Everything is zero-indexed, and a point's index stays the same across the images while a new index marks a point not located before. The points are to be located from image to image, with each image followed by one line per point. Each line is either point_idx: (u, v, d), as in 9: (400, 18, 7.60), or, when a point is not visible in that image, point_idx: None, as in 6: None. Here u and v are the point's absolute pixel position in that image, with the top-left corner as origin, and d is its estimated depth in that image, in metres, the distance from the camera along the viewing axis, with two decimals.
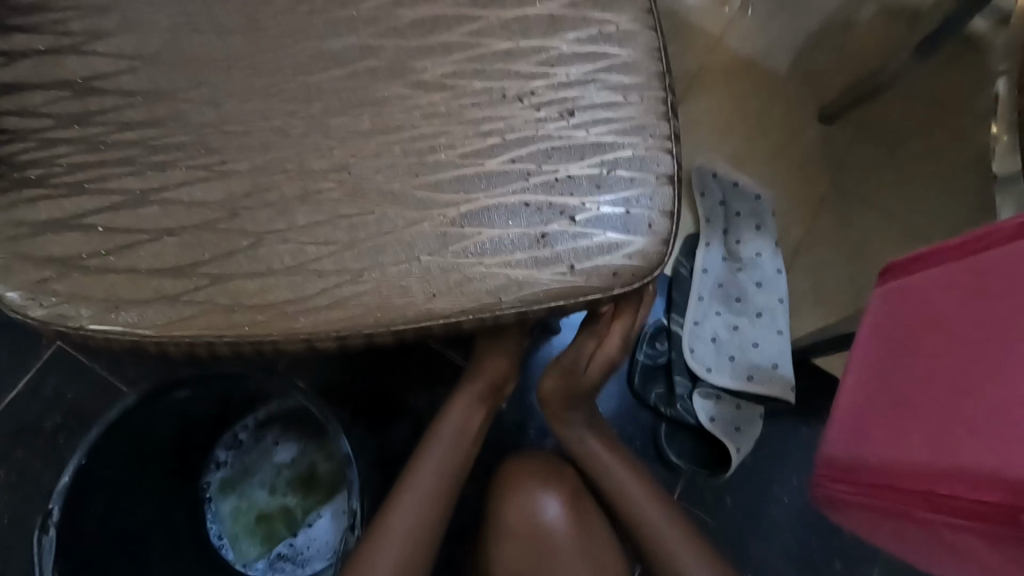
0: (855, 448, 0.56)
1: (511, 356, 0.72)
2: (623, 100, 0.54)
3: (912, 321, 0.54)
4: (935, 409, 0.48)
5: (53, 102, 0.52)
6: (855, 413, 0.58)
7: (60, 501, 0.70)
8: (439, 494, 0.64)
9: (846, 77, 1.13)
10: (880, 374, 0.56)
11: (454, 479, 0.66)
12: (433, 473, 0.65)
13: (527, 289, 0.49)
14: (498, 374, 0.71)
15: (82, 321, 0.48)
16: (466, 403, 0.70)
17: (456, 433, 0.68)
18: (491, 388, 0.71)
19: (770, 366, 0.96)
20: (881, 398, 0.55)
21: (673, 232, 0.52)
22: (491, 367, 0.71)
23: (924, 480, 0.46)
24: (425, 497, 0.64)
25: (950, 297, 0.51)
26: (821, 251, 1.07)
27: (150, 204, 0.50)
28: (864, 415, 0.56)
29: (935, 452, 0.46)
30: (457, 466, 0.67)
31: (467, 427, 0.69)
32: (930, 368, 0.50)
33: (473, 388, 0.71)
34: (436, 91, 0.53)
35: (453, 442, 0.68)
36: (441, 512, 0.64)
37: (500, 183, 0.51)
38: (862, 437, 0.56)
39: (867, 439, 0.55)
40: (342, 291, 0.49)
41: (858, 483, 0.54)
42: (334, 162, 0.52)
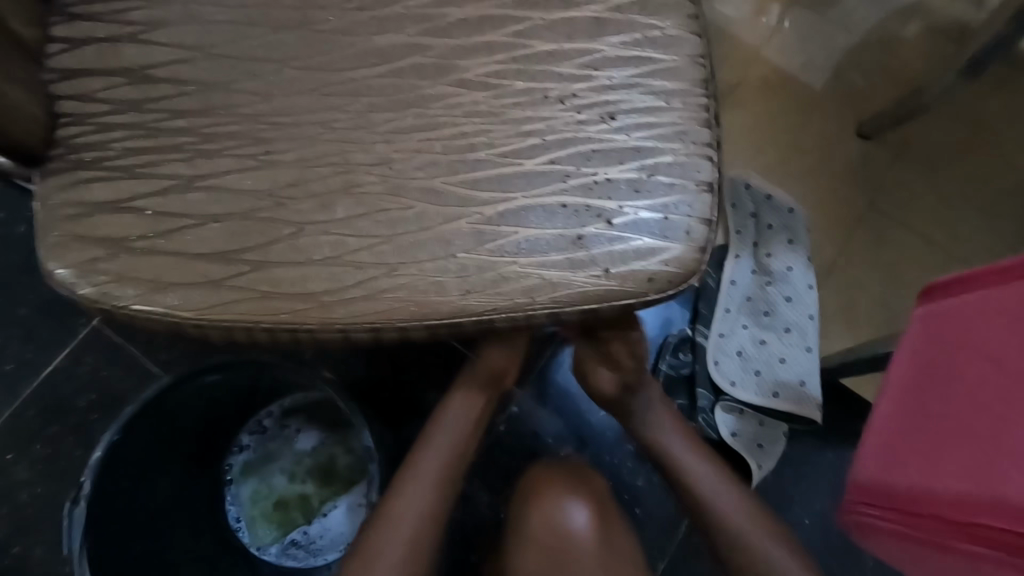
0: (885, 468, 0.54)
1: (511, 351, 0.72)
2: (665, 106, 0.54)
3: (952, 344, 0.52)
4: (982, 436, 0.46)
5: (112, 87, 0.54)
6: (888, 432, 0.55)
7: (92, 475, 0.73)
8: (444, 481, 0.65)
9: (890, 94, 1.10)
10: (912, 397, 0.55)
11: (457, 463, 0.67)
12: (438, 463, 0.65)
13: (561, 290, 0.49)
14: (497, 369, 0.72)
15: (129, 301, 0.50)
16: (466, 397, 0.70)
17: (458, 424, 0.69)
18: (491, 381, 0.72)
19: (798, 383, 0.94)
20: (919, 421, 0.53)
21: (712, 240, 0.52)
22: (490, 361, 0.71)
23: (971, 511, 0.45)
24: (432, 483, 0.64)
25: (1002, 321, 0.49)
26: (856, 270, 1.04)
27: (198, 190, 0.52)
28: (893, 438, 0.54)
29: (990, 484, 0.44)
30: (458, 455, 0.67)
31: (467, 419, 0.69)
32: (976, 392, 0.48)
33: (472, 381, 0.71)
34: (479, 90, 0.54)
35: (455, 430, 0.68)
36: (443, 497, 0.64)
37: (539, 184, 0.51)
38: (895, 459, 0.53)
39: (901, 462, 0.52)
40: (378, 284, 0.49)
41: (890, 507, 0.52)
42: (376, 157, 0.52)
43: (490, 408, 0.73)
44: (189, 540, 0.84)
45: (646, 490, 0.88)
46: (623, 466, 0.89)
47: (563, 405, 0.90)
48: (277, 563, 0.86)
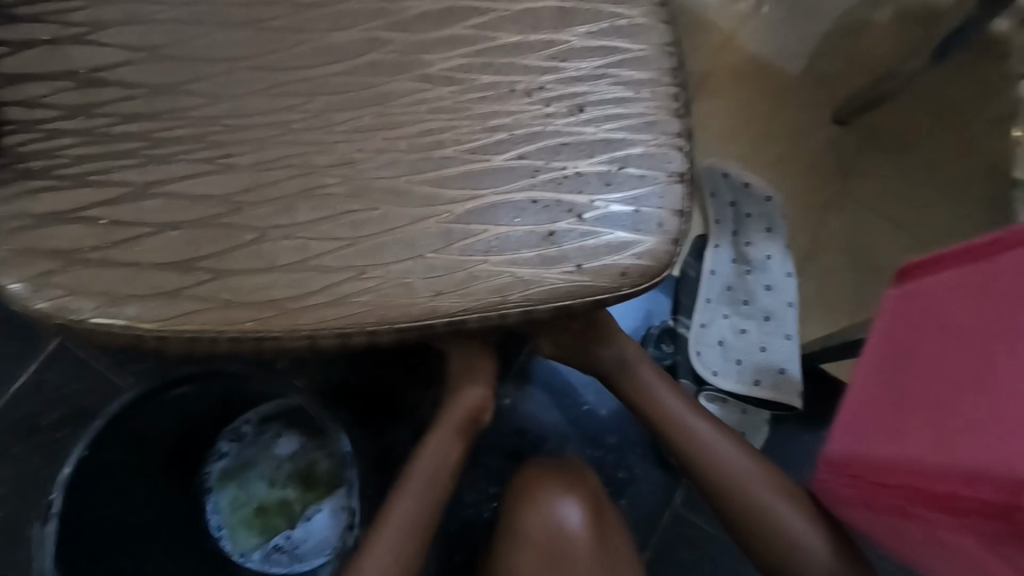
0: (857, 440, 0.54)
1: (488, 386, 0.73)
2: (634, 96, 0.53)
3: (924, 321, 0.52)
4: (948, 405, 0.45)
5: (57, 92, 0.51)
6: (863, 406, 0.56)
7: (61, 492, 0.71)
8: (432, 502, 0.65)
9: (862, 78, 1.10)
10: (890, 377, 0.54)
11: (444, 490, 0.67)
12: (422, 484, 0.65)
13: (533, 288, 0.48)
14: (477, 404, 0.71)
15: (85, 315, 0.48)
16: (445, 435, 0.69)
17: (433, 468, 0.67)
18: (471, 417, 0.71)
19: (778, 370, 0.95)
20: (889, 394, 0.53)
21: (684, 232, 0.51)
22: (469, 395, 0.71)
23: (936, 477, 0.43)
24: (419, 500, 0.64)
25: (965, 294, 0.49)
26: (833, 255, 1.05)
27: (153, 197, 0.50)
28: (872, 418, 0.54)
29: (939, 447, 0.44)
30: (443, 483, 0.67)
31: (449, 447, 0.68)
32: (944, 365, 0.48)
33: (449, 421, 0.70)
34: (443, 86, 0.52)
35: (439, 459, 0.67)
36: (430, 519, 0.65)
37: (507, 180, 0.50)
38: (866, 432, 0.53)
39: (871, 434, 0.52)
40: (345, 289, 0.48)
41: (859, 478, 0.52)
42: (339, 158, 0.51)
43: (470, 442, 0.72)
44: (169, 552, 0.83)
45: (630, 482, 0.89)
46: (607, 459, 0.90)
47: (544, 401, 0.91)
48: (261, 569, 0.85)
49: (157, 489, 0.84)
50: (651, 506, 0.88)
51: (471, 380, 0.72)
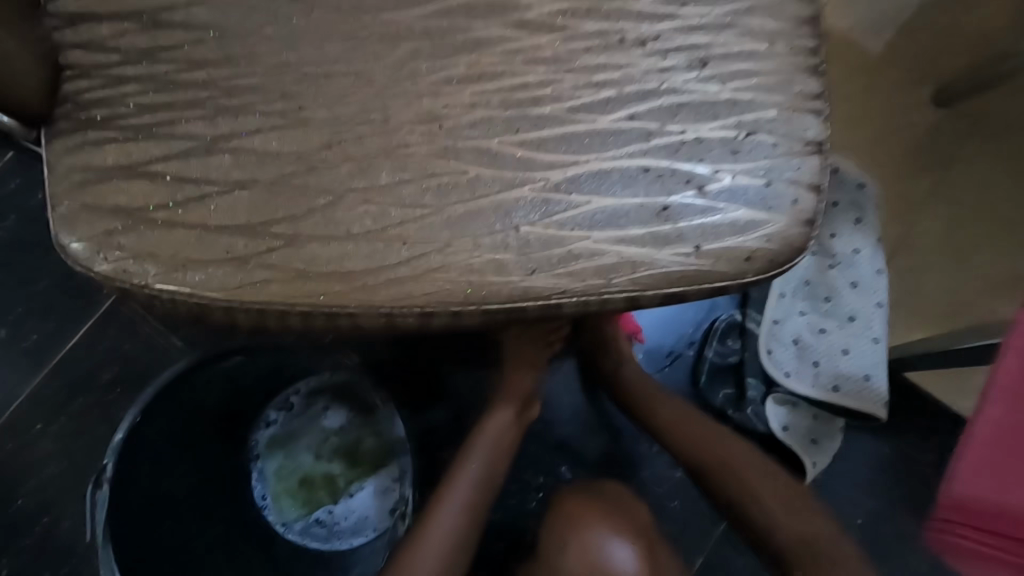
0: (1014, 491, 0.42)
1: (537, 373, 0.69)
2: (765, 50, 0.45)
3: None
4: None
5: (119, 33, 0.47)
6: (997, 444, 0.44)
7: (113, 459, 0.69)
8: (479, 503, 0.61)
9: (980, 51, 0.98)
10: None
11: (486, 495, 0.63)
12: (470, 490, 0.61)
13: (642, 270, 0.42)
14: (526, 392, 0.69)
15: (147, 280, 0.44)
16: (496, 424, 0.66)
17: (495, 443, 0.65)
18: (521, 407, 0.68)
19: (862, 377, 0.88)
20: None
21: (819, 212, 0.43)
22: (519, 384, 0.68)
23: None
24: (465, 503, 0.60)
25: None
26: (931, 248, 0.94)
27: (222, 153, 0.45)
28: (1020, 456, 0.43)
29: None
30: (496, 478, 0.64)
31: (500, 444, 0.65)
32: None
33: (505, 404, 0.67)
34: (542, 33, 0.46)
35: (490, 458, 0.64)
36: (476, 521, 0.61)
37: (614, 144, 0.43)
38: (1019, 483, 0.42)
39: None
40: (428, 262, 0.43)
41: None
42: (423, 114, 0.45)
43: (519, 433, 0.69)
44: (210, 529, 0.80)
45: (686, 483, 0.82)
46: (664, 458, 0.83)
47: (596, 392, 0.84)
48: (299, 543, 0.83)
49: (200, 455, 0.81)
50: (705, 511, 0.82)
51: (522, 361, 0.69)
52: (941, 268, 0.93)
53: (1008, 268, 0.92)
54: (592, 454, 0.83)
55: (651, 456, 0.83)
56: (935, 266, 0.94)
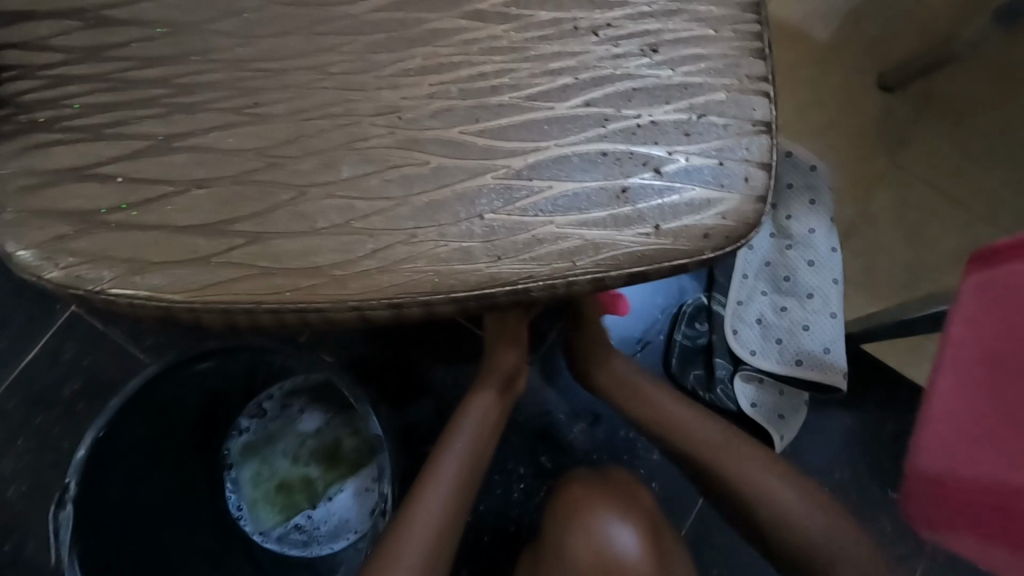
0: (976, 463, 0.40)
1: (522, 351, 0.71)
2: (713, 35, 0.47)
3: None
4: None
5: (61, 32, 0.45)
6: (954, 419, 0.42)
7: (76, 476, 0.67)
8: (466, 481, 0.61)
9: (916, 36, 1.03)
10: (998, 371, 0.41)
11: (473, 478, 0.62)
12: (455, 470, 0.61)
13: (605, 251, 0.43)
14: (513, 371, 0.69)
15: (104, 285, 0.43)
16: (482, 401, 0.66)
17: (479, 423, 0.65)
18: (506, 384, 0.69)
19: (822, 351, 0.91)
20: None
21: (771, 188, 0.45)
22: (504, 362, 0.69)
23: None
24: (452, 484, 0.60)
25: None
26: (880, 224, 0.99)
27: (177, 152, 0.44)
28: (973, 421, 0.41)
29: None
30: (479, 461, 0.63)
31: (486, 421, 0.65)
32: None
33: (488, 385, 0.68)
34: (497, 23, 0.46)
35: (475, 437, 0.64)
36: (464, 501, 0.60)
37: (573, 130, 0.44)
38: (974, 453, 0.40)
39: (982, 453, 0.39)
40: (395, 253, 0.43)
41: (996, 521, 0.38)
42: (382, 106, 0.45)
43: (505, 413, 0.69)
44: (186, 540, 0.79)
45: (662, 464, 0.85)
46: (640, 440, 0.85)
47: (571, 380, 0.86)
48: (278, 550, 0.82)
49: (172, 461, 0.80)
50: (681, 490, 0.84)
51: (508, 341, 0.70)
52: (889, 243, 0.98)
53: (952, 240, 0.97)
54: (570, 443, 0.84)
55: (627, 439, 0.85)
56: (885, 242, 0.98)
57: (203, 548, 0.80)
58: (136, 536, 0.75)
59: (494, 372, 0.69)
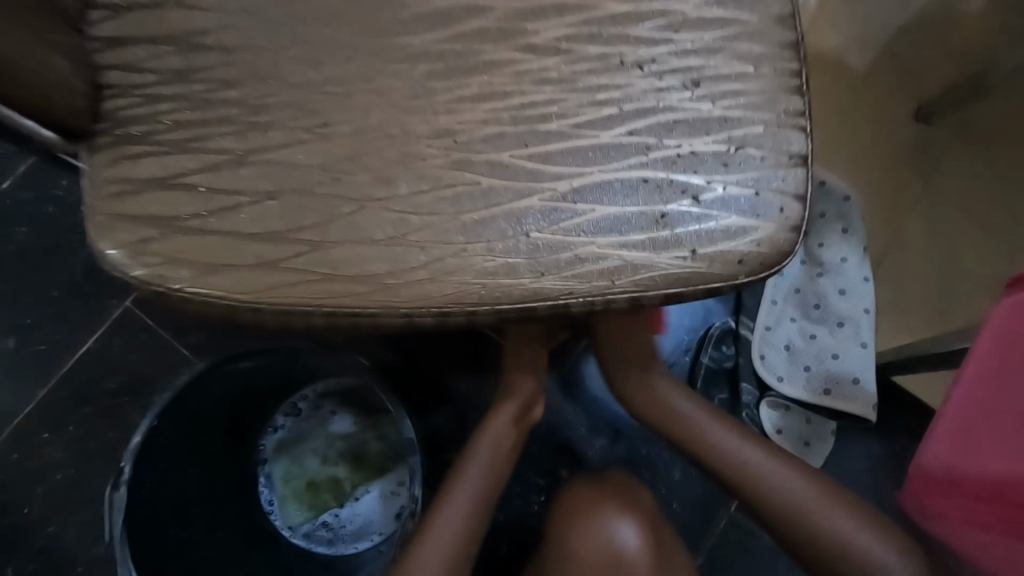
0: (964, 459, 0.53)
1: (536, 377, 0.72)
2: (752, 72, 0.49)
3: None
4: None
5: (156, 55, 0.51)
6: (953, 425, 0.55)
7: (131, 460, 0.72)
8: (479, 509, 0.62)
9: (955, 70, 1.03)
10: (987, 386, 0.52)
11: (490, 501, 0.64)
12: (470, 498, 0.62)
13: (643, 272, 0.45)
14: (530, 397, 0.71)
15: (181, 284, 0.47)
16: (496, 426, 0.68)
17: (492, 453, 0.66)
18: (522, 410, 0.70)
19: (851, 380, 0.92)
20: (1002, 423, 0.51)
21: (804, 219, 0.47)
22: (520, 388, 0.71)
23: None
24: (466, 512, 0.62)
25: None
26: (914, 256, 0.99)
27: (252, 165, 0.49)
28: (961, 426, 0.54)
29: None
30: (495, 486, 0.65)
31: (499, 447, 0.67)
32: None
33: (505, 412, 0.69)
34: (549, 56, 0.50)
35: (488, 465, 0.65)
36: (476, 529, 0.62)
37: (616, 157, 0.47)
38: (959, 449, 0.54)
39: (964, 451, 0.53)
40: (445, 265, 0.46)
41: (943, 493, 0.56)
42: (439, 129, 0.49)
43: (522, 438, 0.71)
44: (221, 529, 0.83)
45: (683, 484, 0.85)
46: (661, 459, 0.86)
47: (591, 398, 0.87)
48: (304, 546, 0.86)
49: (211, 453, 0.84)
50: (699, 512, 0.85)
51: (525, 368, 0.72)
52: (924, 275, 0.98)
53: (988, 275, 0.97)
54: (592, 458, 0.86)
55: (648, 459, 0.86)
56: (918, 274, 0.98)
57: (236, 540, 0.84)
58: (177, 523, 0.79)
59: (511, 400, 0.70)
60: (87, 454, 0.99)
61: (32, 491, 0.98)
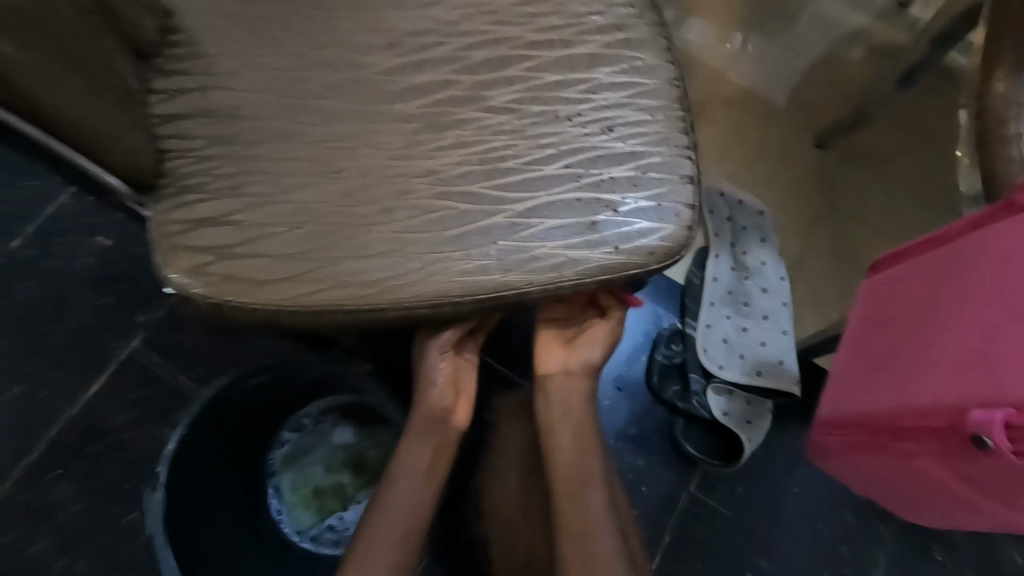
0: (837, 398, 0.82)
1: (446, 386, 0.75)
2: (651, 119, 0.68)
3: (892, 308, 0.77)
4: (904, 369, 0.71)
5: (204, 125, 0.66)
6: (835, 375, 0.85)
7: (166, 465, 0.85)
8: (414, 518, 0.67)
9: (834, 105, 1.28)
10: (852, 346, 0.83)
11: (424, 507, 0.69)
12: (404, 508, 0.68)
13: (581, 264, 0.62)
14: (440, 410, 0.74)
15: (233, 297, 0.61)
16: (413, 448, 0.72)
17: (414, 466, 0.71)
18: (436, 422, 0.74)
19: (778, 362, 1.09)
20: (868, 356, 0.78)
21: (695, 221, 0.65)
22: (429, 401, 0.74)
23: (884, 418, 0.71)
24: (403, 524, 0.66)
25: (901, 283, 0.77)
26: (819, 257, 1.19)
27: (282, 204, 0.64)
28: (836, 373, 0.84)
29: (867, 393, 0.75)
30: (427, 492, 0.70)
31: (421, 466, 0.71)
32: (890, 336, 0.76)
33: (417, 425, 0.73)
34: (503, 114, 0.67)
35: (413, 478, 0.70)
36: (413, 539, 0.67)
37: (557, 184, 0.65)
38: (838, 394, 0.82)
39: (844, 395, 0.80)
40: (436, 269, 0.62)
41: (839, 425, 0.79)
42: (425, 169, 0.65)
43: (448, 445, 0.74)
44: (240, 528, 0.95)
45: (647, 467, 1.12)
46: (629, 448, 1.13)
47: None
48: (312, 549, 0.96)
49: (227, 463, 0.95)
50: (662, 486, 1.10)
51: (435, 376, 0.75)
52: (826, 272, 1.19)
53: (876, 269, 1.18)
54: None
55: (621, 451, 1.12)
56: (822, 271, 1.19)
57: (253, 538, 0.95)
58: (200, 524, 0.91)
59: (423, 412, 0.74)
60: (97, 487, 1.07)
61: (43, 528, 1.05)
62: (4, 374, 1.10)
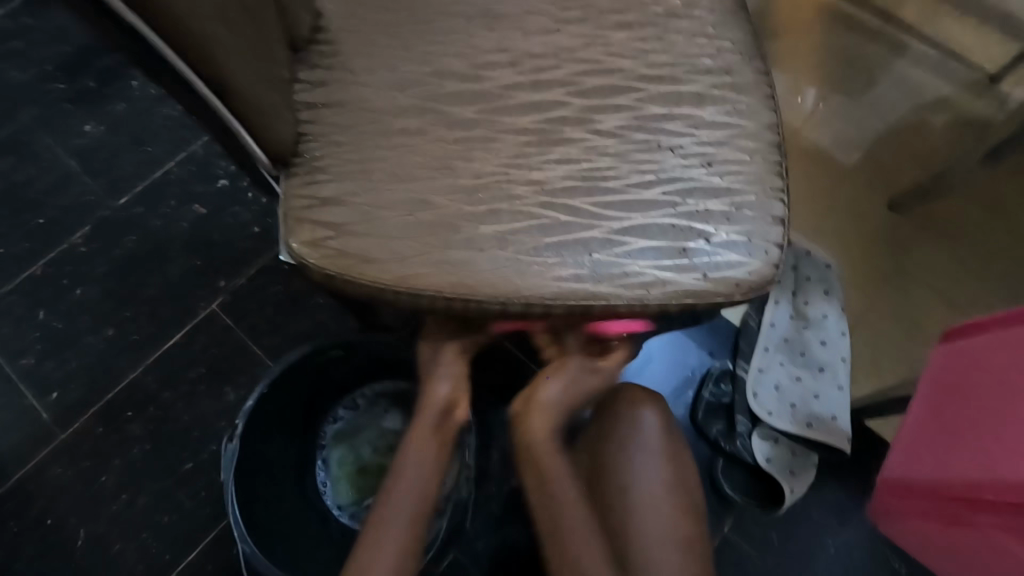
0: (907, 465, 0.83)
1: (454, 383, 0.78)
2: (749, 159, 0.72)
3: (968, 379, 0.78)
4: (980, 444, 0.71)
5: (337, 116, 0.73)
6: (904, 440, 0.86)
7: (243, 419, 0.90)
8: (418, 510, 0.71)
9: (914, 170, 1.28)
10: (921, 413, 0.84)
11: (427, 499, 0.73)
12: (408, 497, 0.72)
13: (670, 286, 0.66)
14: (445, 404, 0.77)
15: (345, 271, 0.67)
16: (417, 443, 0.75)
17: (420, 458, 0.74)
18: (441, 416, 0.76)
19: (831, 417, 1.08)
20: (940, 425, 0.79)
21: (781, 260, 0.68)
22: (436, 396, 0.77)
23: (958, 490, 0.72)
24: (407, 516, 0.71)
25: (979, 355, 0.78)
26: (883, 317, 1.19)
27: (397, 194, 0.70)
28: (905, 439, 0.85)
29: (937, 463, 0.76)
30: (428, 487, 0.73)
31: (427, 455, 0.74)
32: (965, 408, 0.76)
33: (424, 420, 0.76)
34: (609, 137, 0.72)
35: (418, 471, 0.73)
36: (416, 530, 0.71)
37: (653, 208, 0.69)
38: (908, 460, 0.83)
39: (914, 462, 0.81)
40: (531, 271, 0.66)
41: (912, 492, 0.81)
42: (531, 179, 0.70)
43: (449, 438, 0.77)
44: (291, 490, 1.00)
45: None
46: None
47: None
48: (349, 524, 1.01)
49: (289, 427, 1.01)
50: None
51: (443, 374, 0.78)
52: (890, 333, 1.17)
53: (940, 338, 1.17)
54: None
55: None
56: (885, 332, 1.18)
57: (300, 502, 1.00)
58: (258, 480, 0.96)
59: (428, 406, 0.77)
60: (162, 434, 1.14)
61: (110, 463, 1.13)
62: (97, 316, 1.20)
